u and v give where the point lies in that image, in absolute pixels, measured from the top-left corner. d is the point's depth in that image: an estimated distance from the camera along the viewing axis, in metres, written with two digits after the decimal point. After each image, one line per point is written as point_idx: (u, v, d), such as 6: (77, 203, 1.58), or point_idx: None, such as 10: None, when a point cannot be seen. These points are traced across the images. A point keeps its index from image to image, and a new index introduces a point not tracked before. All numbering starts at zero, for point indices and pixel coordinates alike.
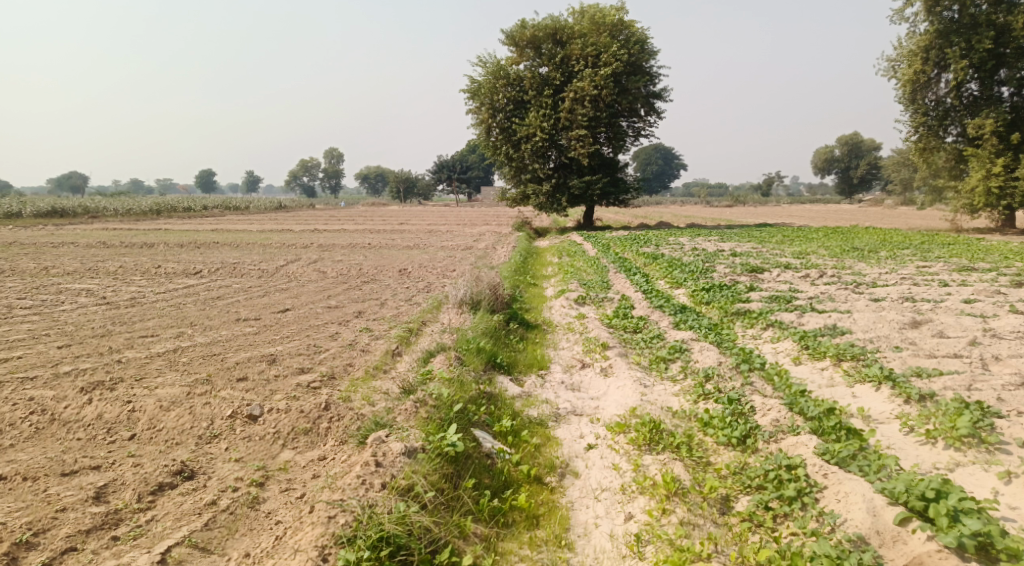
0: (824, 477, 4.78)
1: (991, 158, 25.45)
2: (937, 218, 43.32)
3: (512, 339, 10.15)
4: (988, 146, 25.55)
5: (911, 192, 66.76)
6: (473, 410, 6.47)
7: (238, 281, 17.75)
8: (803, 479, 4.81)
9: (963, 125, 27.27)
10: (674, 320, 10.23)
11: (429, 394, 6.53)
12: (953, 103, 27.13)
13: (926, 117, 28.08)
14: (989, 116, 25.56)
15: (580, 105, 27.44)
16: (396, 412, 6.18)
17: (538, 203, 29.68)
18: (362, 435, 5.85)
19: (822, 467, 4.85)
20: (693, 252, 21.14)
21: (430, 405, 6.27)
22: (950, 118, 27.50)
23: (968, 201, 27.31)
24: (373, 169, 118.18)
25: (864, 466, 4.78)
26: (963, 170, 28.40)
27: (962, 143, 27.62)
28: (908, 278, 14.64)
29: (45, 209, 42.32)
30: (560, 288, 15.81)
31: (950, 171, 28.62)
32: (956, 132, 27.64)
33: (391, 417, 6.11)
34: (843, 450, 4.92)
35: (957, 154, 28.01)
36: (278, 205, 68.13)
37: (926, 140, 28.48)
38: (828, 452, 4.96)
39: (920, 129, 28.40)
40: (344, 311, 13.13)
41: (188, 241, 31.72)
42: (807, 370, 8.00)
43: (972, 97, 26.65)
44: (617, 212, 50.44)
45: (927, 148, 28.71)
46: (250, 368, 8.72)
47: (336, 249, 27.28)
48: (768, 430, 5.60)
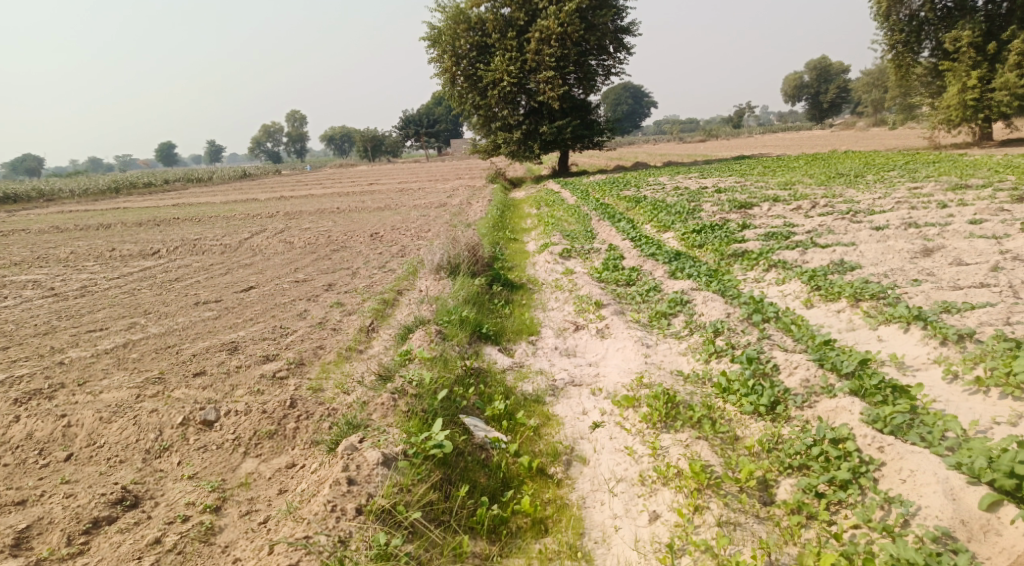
0: (879, 451, 4.26)
1: (968, 71, 24.65)
2: (913, 138, 42.68)
3: (496, 304, 9.36)
4: (965, 59, 24.72)
5: (882, 112, 66.12)
6: (459, 394, 5.72)
7: (199, 259, 16.62)
8: (855, 455, 4.29)
9: (938, 39, 26.38)
10: (670, 268, 9.48)
11: (407, 379, 5.69)
12: (928, 16, 26.13)
13: (901, 33, 27.08)
14: (965, 27, 24.62)
15: (546, 46, 26.04)
16: (369, 407, 5.32)
17: (510, 152, 28.50)
18: (332, 441, 5.04)
19: (876, 439, 4.32)
20: (676, 192, 20.32)
21: (409, 394, 5.44)
22: (925, 32, 26.54)
23: (946, 116, 26.63)
24: (338, 129, 114.63)
25: (925, 434, 4.27)
26: (941, 85, 27.61)
27: (938, 58, 26.79)
28: (904, 202, 13.97)
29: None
30: (542, 242, 14.94)
31: (928, 87, 27.80)
32: (932, 46, 26.74)
33: (365, 413, 5.29)
34: (897, 417, 4.37)
35: (933, 70, 27.19)
36: (243, 174, 65.71)
37: (902, 57, 27.56)
38: (880, 421, 4.41)
39: (895, 47, 27.49)
40: (314, 284, 12.17)
41: (147, 219, 30.13)
42: (821, 314, 7.31)
43: (946, 9, 25.69)
44: (591, 157, 49.13)
45: (903, 65, 27.82)
46: (208, 361, 7.81)
47: (304, 216, 26.01)
48: (798, 394, 4.97)
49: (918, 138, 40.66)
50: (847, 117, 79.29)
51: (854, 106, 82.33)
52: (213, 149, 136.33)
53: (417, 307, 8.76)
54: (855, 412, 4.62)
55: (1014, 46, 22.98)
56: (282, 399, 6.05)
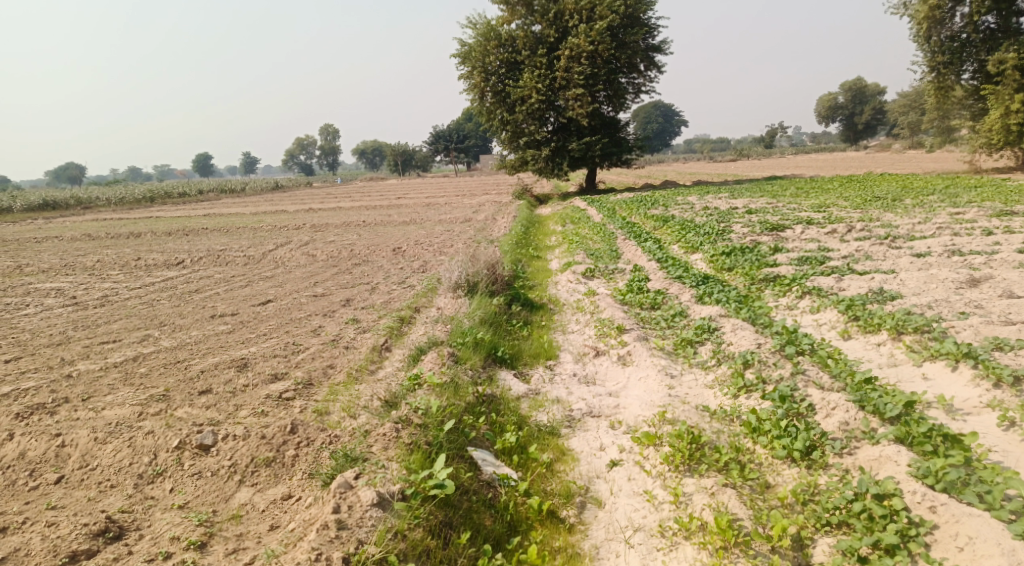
0: (931, 511, 3.85)
1: (1011, 94, 23.82)
2: (952, 161, 41.48)
3: (515, 326, 9.03)
4: (1009, 82, 23.89)
5: (919, 134, 64.74)
6: (468, 424, 5.39)
7: (222, 270, 16.60)
8: (902, 515, 3.86)
9: (980, 61, 25.58)
10: (697, 292, 9.06)
11: (414, 407, 5.38)
12: (970, 37, 25.39)
13: (941, 54, 26.35)
14: (1009, 49, 23.84)
15: (576, 63, 25.86)
16: (371, 438, 5.01)
17: (537, 168, 28.28)
18: (328, 476, 4.78)
19: (927, 497, 3.90)
20: (705, 212, 19.85)
21: (415, 424, 5.13)
22: (966, 53, 25.77)
23: (987, 140, 25.74)
24: (368, 143, 115.91)
25: (985, 493, 3.82)
26: (983, 108, 26.74)
27: (980, 80, 25.98)
28: (946, 228, 13.33)
29: (36, 203, 41.33)
30: (566, 261, 14.59)
31: (970, 109, 26.95)
32: (973, 68, 25.96)
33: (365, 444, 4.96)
34: (952, 473, 3.92)
35: (975, 92, 26.35)
36: (275, 186, 66.61)
37: (942, 79, 26.78)
38: (931, 476, 3.98)
39: (935, 68, 26.73)
40: (331, 299, 11.96)
41: (177, 228, 30.50)
42: (859, 347, 6.83)
43: (989, 30, 24.92)
44: (619, 175, 48.71)
45: (943, 87, 27.03)
46: (215, 379, 7.60)
47: (330, 229, 26.03)
48: (837, 439, 4.55)
49: (958, 161, 39.49)
50: (883, 139, 77.77)
51: (890, 128, 80.74)
52: (247, 161, 138.92)
53: (432, 328, 8.46)
54: (901, 463, 4.19)
55: None
56: (283, 423, 5.78)
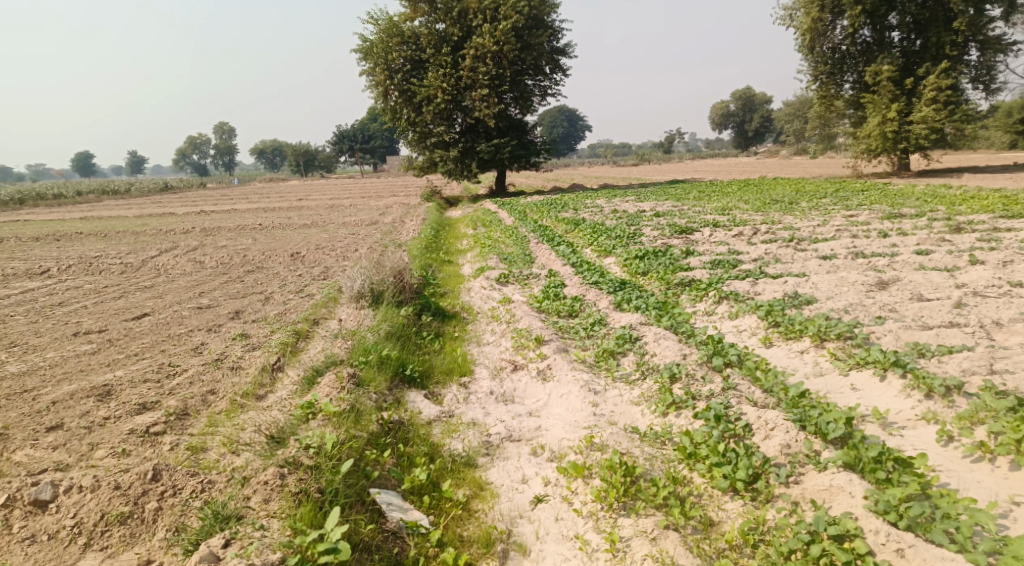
0: (897, 552, 3.60)
1: (887, 104, 25.38)
2: (835, 166, 44.16)
3: (424, 339, 8.31)
4: (885, 92, 25.44)
5: (804, 141, 68.92)
6: (369, 462, 4.69)
7: (93, 279, 14.81)
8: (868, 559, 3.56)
9: (860, 73, 27.22)
10: (614, 299, 8.69)
11: (307, 445, 4.60)
12: (849, 50, 26.89)
13: (825, 65, 27.76)
14: (884, 62, 25.41)
15: (482, 63, 25.33)
16: (247, 491, 4.23)
17: (446, 170, 27.55)
18: (189, 542, 3.95)
19: (894, 539, 3.64)
20: (615, 215, 19.84)
21: (306, 468, 4.38)
22: (847, 65, 27.28)
23: (866, 146, 27.34)
24: (268, 142, 110.79)
25: (953, 530, 3.61)
26: (863, 117, 28.41)
27: (859, 90, 27.54)
28: (843, 230, 13.74)
29: None
30: (477, 266, 13.98)
31: (851, 118, 28.55)
32: (853, 80, 27.51)
33: (241, 495, 4.21)
34: (917, 510, 3.68)
35: (855, 102, 27.97)
36: (165, 186, 62.22)
37: (826, 88, 28.23)
38: (893, 512, 3.72)
39: (820, 78, 28.23)
40: (218, 312, 10.74)
41: (46, 233, 27.46)
42: (783, 355, 6.61)
43: (867, 44, 26.52)
44: (527, 177, 48.62)
45: (827, 97, 28.50)
46: (69, 410, 6.36)
47: (222, 233, 24.16)
48: (783, 467, 4.22)
49: (840, 167, 42.10)
50: (772, 145, 82.30)
51: (777, 135, 85.64)
52: (134, 159, 129.56)
53: (331, 344, 7.60)
54: (855, 495, 3.92)
55: (930, 82, 23.80)
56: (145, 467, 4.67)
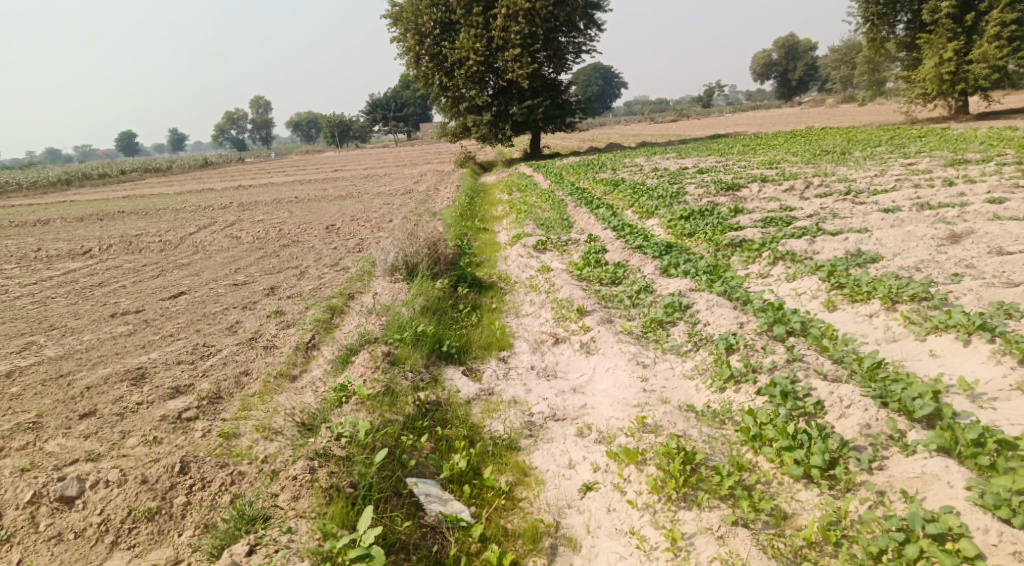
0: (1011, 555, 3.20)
1: (945, 43, 23.68)
2: (887, 113, 41.87)
3: (461, 312, 7.99)
4: (942, 31, 23.68)
5: (851, 88, 65.72)
6: (403, 451, 4.43)
7: (133, 258, 14.92)
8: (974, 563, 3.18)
9: (914, 12, 25.28)
10: (660, 263, 8.19)
11: (339, 435, 4.36)
12: None
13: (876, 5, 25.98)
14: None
15: (513, 22, 24.48)
16: (273, 490, 4.04)
17: (480, 135, 26.96)
18: (218, 543, 3.75)
19: (1006, 539, 3.24)
20: (655, 174, 19.09)
21: (335, 463, 4.16)
22: (900, 4, 25.46)
23: (922, 90, 25.66)
24: (302, 114, 111.20)
25: None
26: (918, 58, 26.62)
27: (914, 30, 25.75)
28: (903, 181, 12.83)
29: None
30: (514, 233, 13.57)
31: (905, 61, 26.78)
32: (907, 19, 25.70)
33: (270, 494, 4.03)
34: None
35: (909, 43, 26.20)
36: (205, 162, 63.11)
37: (877, 30, 26.49)
38: (1004, 507, 3.31)
39: (869, 20, 26.37)
40: (253, 289, 10.61)
41: (90, 213, 27.99)
42: (849, 319, 6.07)
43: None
44: (562, 139, 47.59)
45: (878, 39, 26.77)
46: (103, 397, 6.28)
47: (259, 207, 24.22)
48: (866, 452, 3.81)
49: (893, 114, 39.94)
50: (817, 94, 78.80)
51: (823, 84, 81.93)
52: (177, 137, 131.92)
53: (365, 321, 7.33)
54: (955, 485, 3.51)
55: (993, 17, 21.94)
56: (172, 459, 4.53)
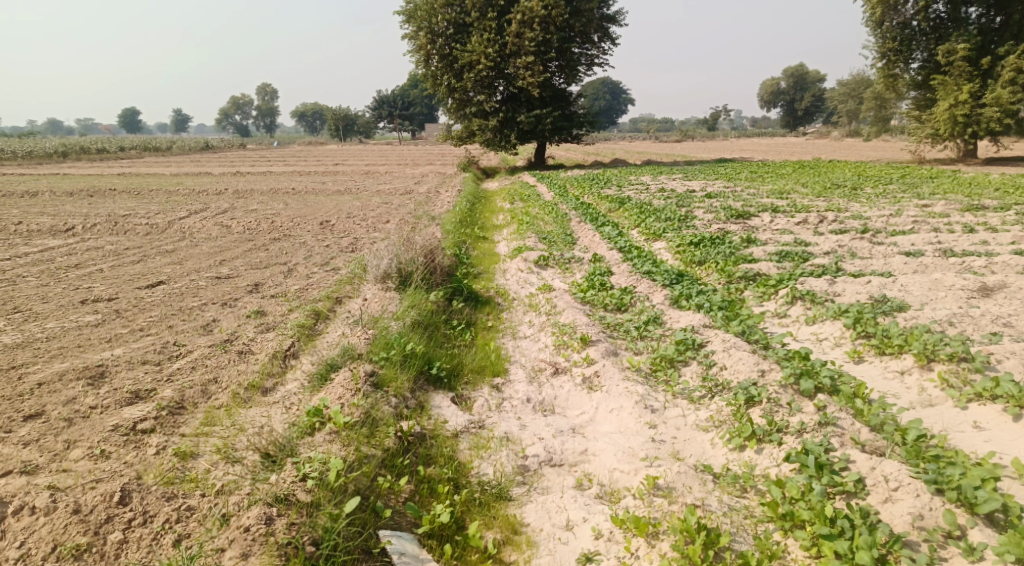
0: None
1: (959, 85, 23.32)
2: (894, 150, 41.61)
3: (454, 329, 7.45)
4: (958, 73, 23.34)
5: (856, 123, 65.61)
6: (371, 499, 3.96)
7: (116, 240, 14.30)
8: None
9: (930, 51, 24.84)
10: (670, 292, 7.69)
11: (308, 476, 3.85)
12: (920, 26, 24.62)
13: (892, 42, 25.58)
14: (959, 40, 23.25)
15: (528, 29, 24.04)
16: (219, 540, 3.53)
17: (485, 140, 26.45)
18: None
19: None
20: (662, 194, 18.63)
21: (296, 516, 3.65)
22: (917, 42, 25.03)
23: (933, 130, 25.29)
24: (308, 105, 110.62)
25: None
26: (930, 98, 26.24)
27: (928, 70, 25.36)
28: (920, 223, 12.38)
29: None
30: (515, 245, 13.05)
31: (917, 100, 26.40)
32: (922, 58, 25.25)
33: (215, 544, 3.52)
34: None
35: (922, 83, 25.81)
36: (206, 145, 62.34)
37: (891, 67, 26.08)
38: None
39: (884, 55, 25.94)
40: (237, 284, 10.03)
41: (81, 188, 27.27)
42: (878, 374, 5.58)
43: (940, 19, 24.15)
44: (566, 151, 47.21)
45: (891, 75, 26.37)
46: (53, 395, 5.67)
47: (254, 196, 23.60)
48: (920, 552, 3.37)
49: (900, 152, 39.56)
50: (823, 126, 78.74)
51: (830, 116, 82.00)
52: (181, 118, 130.95)
53: (350, 333, 6.78)
54: None
55: (1009, 62, 21.54)
56: (112, 486, 3.97)
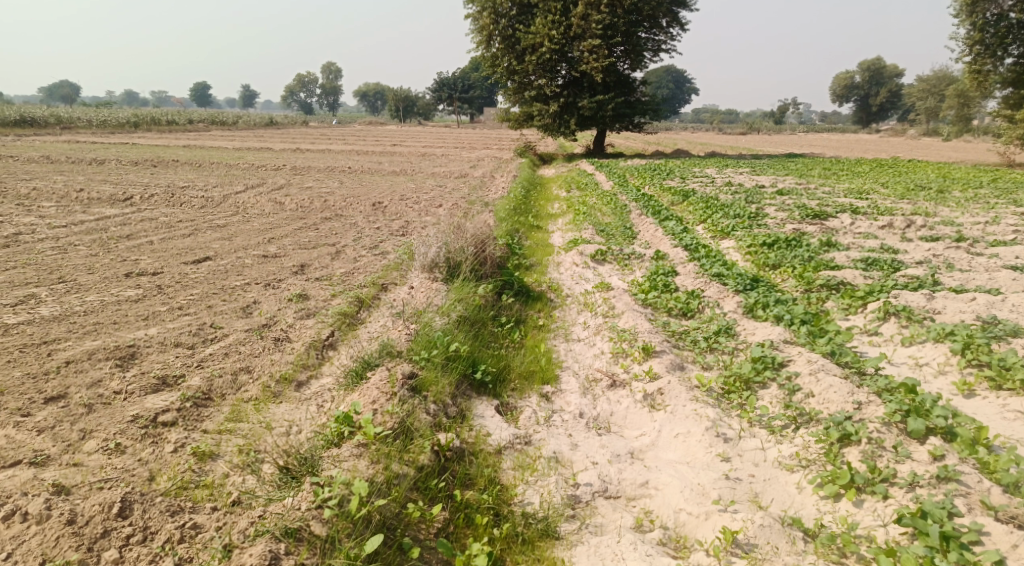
0: None
1: None
2: (980, 152, 38.57)
3: (502, 326, 6.90)
4: None
5: (936, 121, 61.51)
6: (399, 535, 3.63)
7: (170, 212, 14.27)
8: None
9: None
10: (744, 299, 6.96)
11: (333, 507, 3.53)
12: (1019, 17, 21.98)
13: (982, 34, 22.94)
14: None
15: (594, 11, 23.11)
16: None
17: (543, 125, 25.70)
18: None
19: None
20: (729, 189, 17.62)
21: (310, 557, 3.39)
22: (1012, 36, 22.37)
23: None
24: (370, 85, 111.51)
25: None
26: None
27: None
28: (1023, 233, 11.12)
29: (12, 119, 38.41)
30: (570, 236, 12.39)
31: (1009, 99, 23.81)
32: (1018, 53, 22.60)
33: None
34: None
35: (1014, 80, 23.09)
36: (269, 121, 63.28)
37: (979, 62, 23.52)
38: None
39: (974, 49, 23.56)
40: (282, 264, 9.71)
41: (145, 158, 27.76)
42: (994, 413, 4.80)
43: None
44: (626, 139, 45.89)
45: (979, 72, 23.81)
46: (78, 376, 5.37)
47: (310, 173, 23.53)
48: None
49: (986, 153, 36.67)
50: (899, 123, 74.44)
51: (907, 112, 77.45)
52: (248, 94, 134.01)
53: (392, 328, 6.30)
54: None
55: None
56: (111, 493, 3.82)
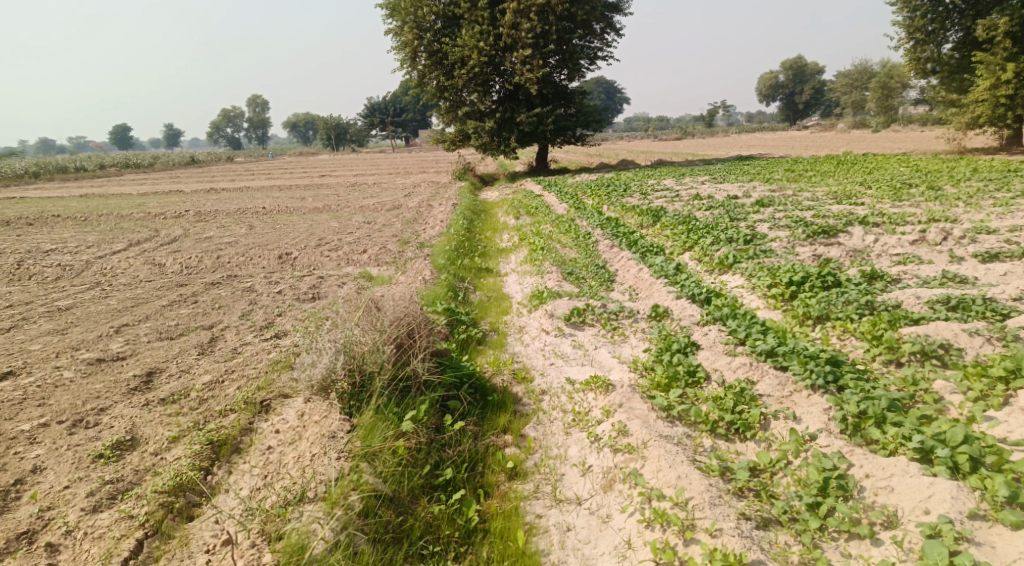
0: None
1: (1003, 65, 18.21)
2: (920, 141, 37.43)
3: (445, 496, 4.24)
4: (999, 51, 18.20)
5: (864, 114, 61.35)
6: None
7: (7, 291, 10.90)
8: None
9: (968, 29, 19.94)
10: (836, 407, 4.32)
11: None
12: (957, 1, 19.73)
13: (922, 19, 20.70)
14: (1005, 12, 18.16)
15: (524, 18, 20.61)
16: None
17: (480, 145, 22.99)
18: None
19: None
20: (700, 202, 15.24)
21: None
22: (951, 19, 20.15)
23: (973, 116, 20.33)
24: (299, 116, 107.22)
25: None
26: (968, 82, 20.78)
27: (965, 51, 20.34)
28: None
29: None
30: (529, 284, 9.63)
31: (951, 85, 21.22)
32: (958, 37, 20.39)
33: None
34: None
35: (960, 65, 20.61)
36: (191, 160, 58.78)
37: (919, 49, 21.32)
38: None
39: (912, 36, 21.17)
40: (119, 376, 6.56)
41: (25, 214, 23.78)
42: None
43: None
44: (567, 153, 43.50)
45: (921, 59, 21.57)
46: None
47: (216, 219, 20.15)
48: None
49: (930, 142, 35.38)
50: (829, 117, 74.53)
51: (834, 106, 77.95)
52: (172, 135, 127.38)
53: (222, 562, 3.60)
54: None
55: None
56: None
